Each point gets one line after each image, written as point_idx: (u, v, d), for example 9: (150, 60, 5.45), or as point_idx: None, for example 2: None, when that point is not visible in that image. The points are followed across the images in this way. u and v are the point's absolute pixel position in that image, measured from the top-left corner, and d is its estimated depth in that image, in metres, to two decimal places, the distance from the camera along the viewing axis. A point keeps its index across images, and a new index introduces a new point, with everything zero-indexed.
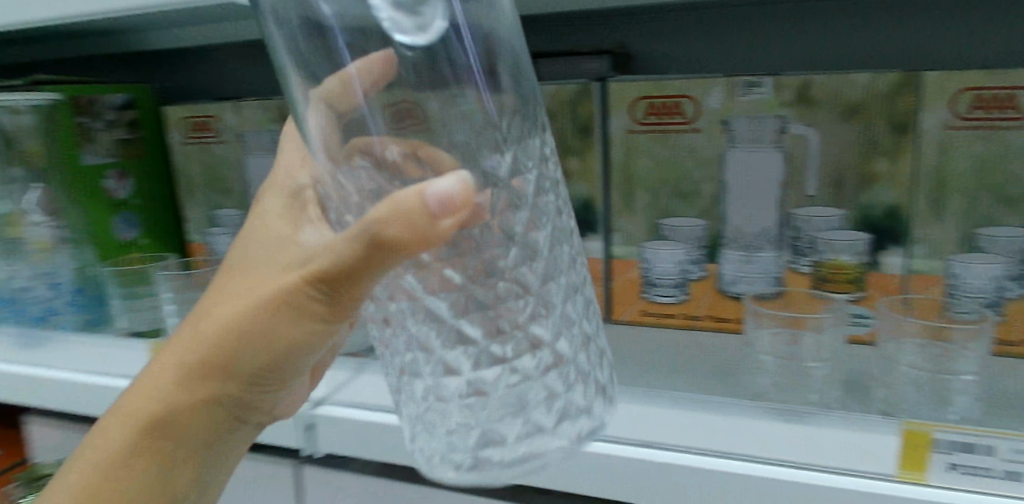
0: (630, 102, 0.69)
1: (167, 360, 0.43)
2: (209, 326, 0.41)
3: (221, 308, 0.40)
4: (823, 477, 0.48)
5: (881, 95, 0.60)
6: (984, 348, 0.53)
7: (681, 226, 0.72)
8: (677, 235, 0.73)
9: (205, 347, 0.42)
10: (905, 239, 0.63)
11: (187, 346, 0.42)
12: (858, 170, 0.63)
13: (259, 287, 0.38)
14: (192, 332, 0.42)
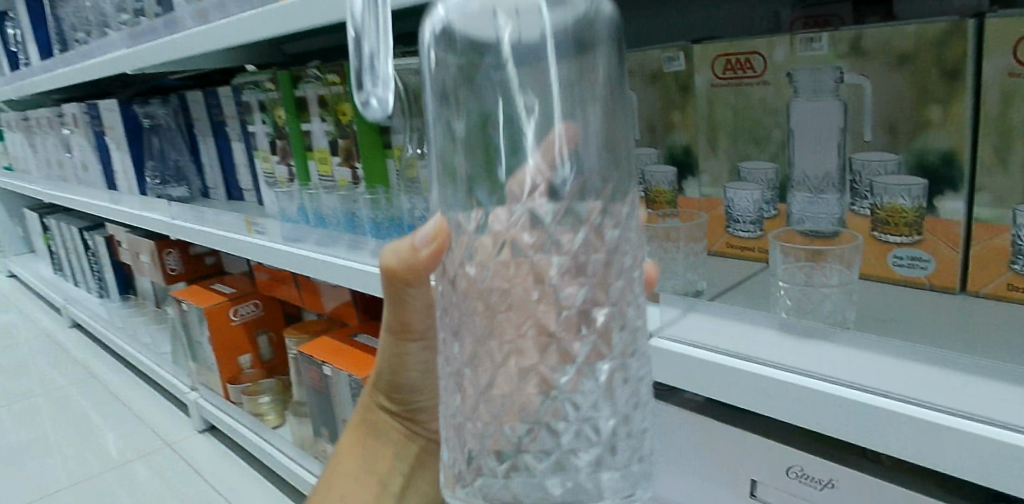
0: (710, 61, 0.74)
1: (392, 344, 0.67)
2: (404, 318, 0.62)
3: (396, 320, 0.63)
4: (949, 418, 0.47)
5: (933, 42, 0.60)
6: None
7: (753, 168, 0.75)
8: (752, 178, 0.75)
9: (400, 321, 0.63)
10: (961, 186, 0.61)
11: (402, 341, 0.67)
12: (912, 116, 0.62)
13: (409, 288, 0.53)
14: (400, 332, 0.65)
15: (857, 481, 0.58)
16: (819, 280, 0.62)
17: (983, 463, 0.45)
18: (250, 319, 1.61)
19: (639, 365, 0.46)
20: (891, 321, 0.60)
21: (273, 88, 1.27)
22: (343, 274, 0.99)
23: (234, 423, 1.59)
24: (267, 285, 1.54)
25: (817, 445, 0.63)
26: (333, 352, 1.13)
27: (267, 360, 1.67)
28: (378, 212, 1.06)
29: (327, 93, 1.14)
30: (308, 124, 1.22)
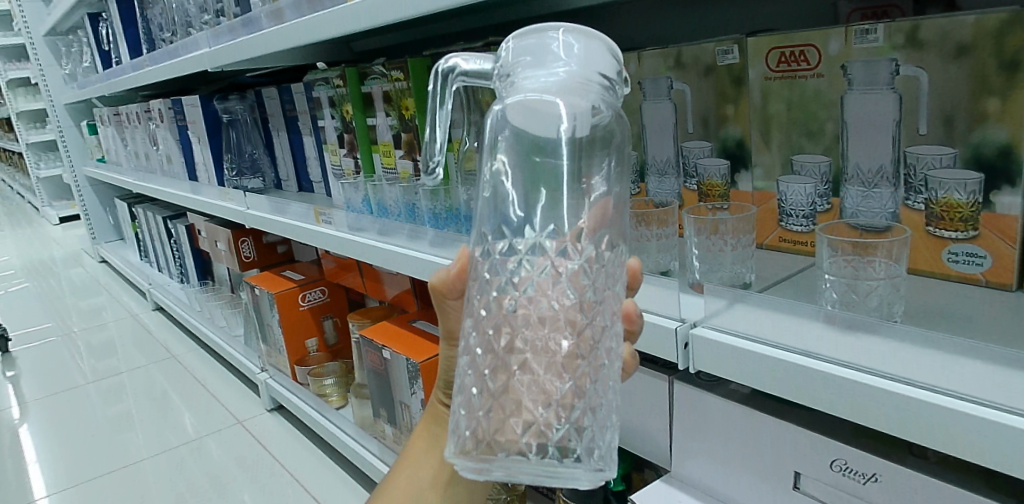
0: (763, 54, 0.74)
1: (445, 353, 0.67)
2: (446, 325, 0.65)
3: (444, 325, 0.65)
4: (976, 409, 0.48)
5: (993, 32, 0.59)
6: None
7: (806, 162, 0.75)
8: (805, 171, 0.75)
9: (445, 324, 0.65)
10: (1020, 180, 0.60)
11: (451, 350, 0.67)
12: (969, 108, 0.61)
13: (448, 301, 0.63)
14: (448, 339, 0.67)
15: (900, 475, 0.58)
16: (866, 273, 0.61)
17: (1008, 454, 0.46)
18: (317, 304, 1.70)
19: (605, 386, 0.51)
20: (939, 317, 0.60)
21: (342, 84, 1.33)
22: (404, 261, 1.04)
23: (301, 403, 1.67)
24: (333, 272, 1.61)
25: (862, 439, 0.63)
26: (393, 337, 1.19)
27: (332, 344, 1.76)
28: (437, 203, 1.09)
29: (391, 88, 1.19)
30: (373, 119, 1.27)
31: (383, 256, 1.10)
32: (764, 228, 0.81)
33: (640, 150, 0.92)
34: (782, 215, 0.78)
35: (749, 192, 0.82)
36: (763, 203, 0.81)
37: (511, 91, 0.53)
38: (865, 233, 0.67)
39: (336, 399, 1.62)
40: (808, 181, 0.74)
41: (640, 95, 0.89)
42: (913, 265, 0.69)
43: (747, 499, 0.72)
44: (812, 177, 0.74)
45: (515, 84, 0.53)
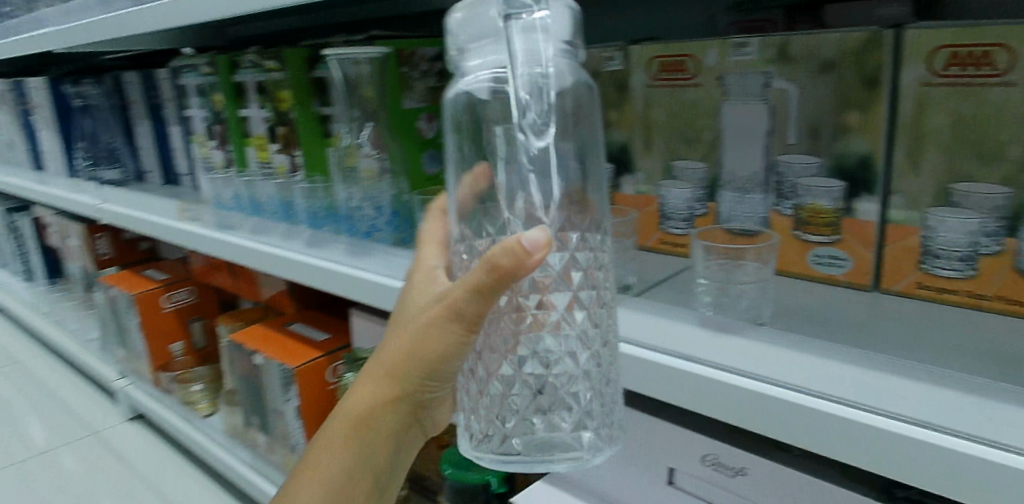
0: (646, 62, 0.76)
1: (387, 361, 0.53)
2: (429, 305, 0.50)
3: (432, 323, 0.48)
4: (842, 409, 0.48)
5: (856, 50, 0.62)
6: None
7: (685, 167, 0.76)
8: (684, 176, 0.77)
9: (434, 308, 0.47)
10: (876, 189, 0.64)
11: (396, 358, 0.52)
12: (834, 121, 0.65)
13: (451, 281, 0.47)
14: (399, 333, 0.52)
15: (765, 469, 0.60)
16: (736, 276, 0.63)
17: (868, 451, 0.47)
18: (182, 305, 1.56)
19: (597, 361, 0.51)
20: (803, 317, 0.63)
21: (210, 71, 1.23)
22: (276, 262, 0.98)
23: (164, 411, 1.54)
24: (202, 271, 1.50)
25: (732, 434, 0.65)
26: (267, 341, 1.11)
27: (200, 348, 1.61)
28: (314, 201, 1.04)
29: (267, 79, 1.11)
30: (245, 110, 1.18)
31: (254, 256, 1.02)
32: (646, 230, 0.83)
33: None
34: (663, 219, 0.80)
35: (631, 196, 0.83)
36: (645, 207, 0.82)
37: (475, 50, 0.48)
38: (738, 237, 0.69)
39: (204, 406, 1.50)
40: (689, 186, 0.76)
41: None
42: (781, 266, 0.73)
43: (626, 496, 0.73)
44: (694, 182, 0.76)
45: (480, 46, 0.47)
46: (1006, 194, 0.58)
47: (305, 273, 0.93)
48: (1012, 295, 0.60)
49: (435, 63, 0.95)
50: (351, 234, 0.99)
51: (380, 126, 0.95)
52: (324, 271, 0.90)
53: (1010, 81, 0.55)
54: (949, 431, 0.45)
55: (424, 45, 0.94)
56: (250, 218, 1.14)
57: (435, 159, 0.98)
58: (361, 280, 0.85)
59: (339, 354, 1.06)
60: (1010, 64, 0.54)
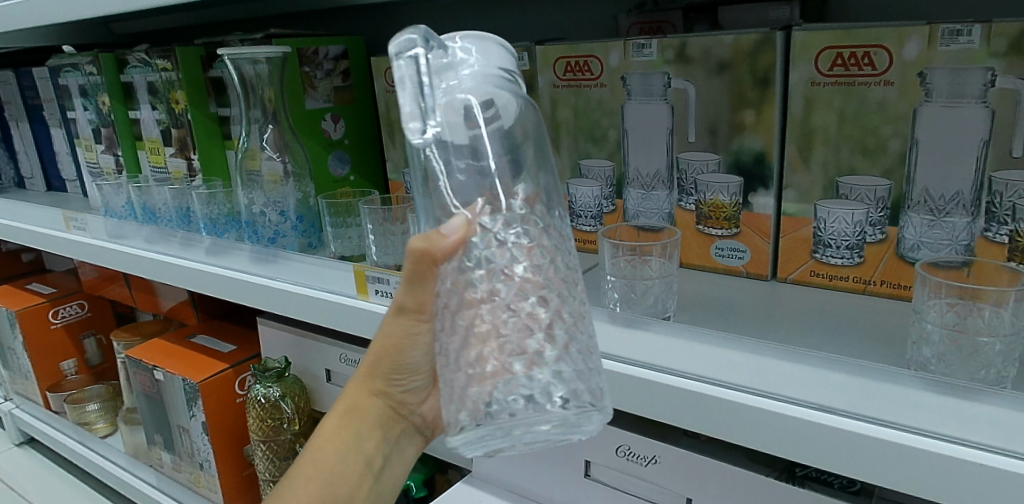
0: (551, 63, 0.76)
1: (343, 416, 0.56)
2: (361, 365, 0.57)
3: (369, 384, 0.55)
4: (737, 395, 0.51)
5: (747, 51, 0.64)
6: None
7: (593, 166, 0.79)
8: (591, 174, 0.79)
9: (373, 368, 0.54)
10: (771, 184, 0.67)
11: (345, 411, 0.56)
12: (729, 119, 0.68)
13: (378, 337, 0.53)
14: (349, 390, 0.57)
15: (675, 457, 0.62)
16: (642, 272, 0.64)
17: (815, 446, 0.48)
18: (72, 320, 1.46)
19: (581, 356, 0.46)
20: (707, 309, 0.65)
21: (94, 70, 1.15)
22: (176, 273, 0.92)
23: (56, 433, 1.43)
24: (95, 283, 1.40)
25: (643, 424, 0.67)
26: (168, 354, 1.05)
27: (95, 365, 1.52)
28: (214, 207, 0.99)
29: (157, 79, 1.05)
30: (135, 111, 1.12)
31: (150, 267, 0.96)
32: None
33: None
34: (572, 216, 0.82)
35: None
36: None
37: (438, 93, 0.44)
38: (644, 233, 0.71)
39: (102, 426, 1.40)
40: (597, 184, 0.79)
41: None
42: (686, 259, 0.76)
43: (545, 490, 0.74)
44: (602, 180, 0.78)
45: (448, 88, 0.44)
46: (887, 186, 0.62)
47: (209, 282, 0.88)
48: (893, 280, 0.64)
49: (338, 62, 0.97)
50: (254, 240, 0.94)
51: (281, 131, 0.92)
52: (232, 283, 0.85)
53: (887, 81, 0.59)
54: (831, 410, 0.48)
55: (327, 43, 0.94)
56: (145, 226, 1.06)
57: (342, 162, 1.00)
58: (266, 288, 0.81)
59: (246, 366, 1.02)
60: (888, 64, 0.58)
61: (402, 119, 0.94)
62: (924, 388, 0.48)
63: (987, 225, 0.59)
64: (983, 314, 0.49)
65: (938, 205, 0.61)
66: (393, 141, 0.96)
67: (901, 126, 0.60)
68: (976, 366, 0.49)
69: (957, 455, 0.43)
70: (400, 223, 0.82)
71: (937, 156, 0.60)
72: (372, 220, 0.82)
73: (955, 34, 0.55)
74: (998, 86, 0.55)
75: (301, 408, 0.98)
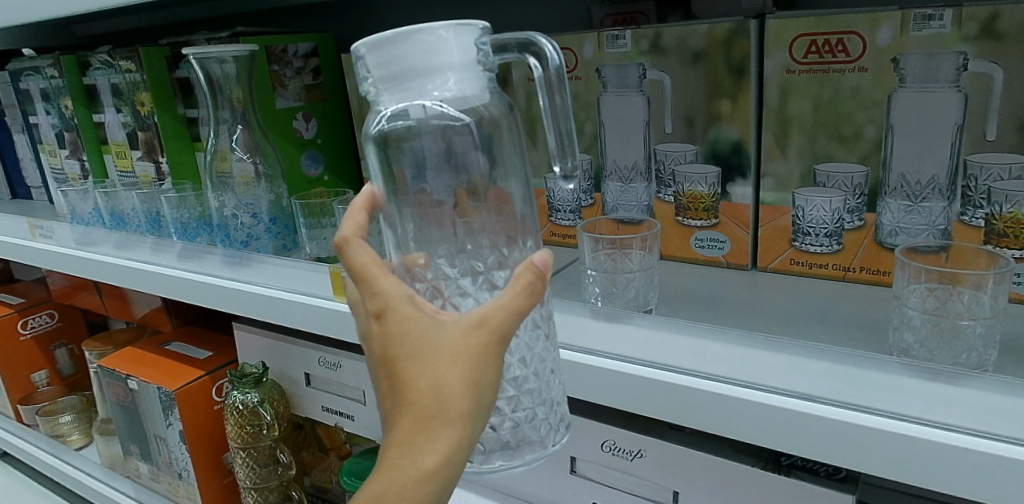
0: None
1: (412, 490, 0.38)
2: (414, 401, 0.38)
3: (455, 438, 0.39)
4: (721, 386, 0.51)
5: (722, 40, 0.64)
6: (1005, 287, 0.48)
7: None
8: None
9: (437, 408, 0.38)
10: (749, 173, 0.67)
11: (429, 481, 0.38)
12: (706, 109, 0.67)
13: (427, 349, 0.38)
14: (410, 443, 0.38)
15: (660, 451, 0.62)
16: (623, 266, 0.64)
17: (801, 436, 0.48)
18: (42, 331, 1.42)
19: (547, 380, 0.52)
20: (690, 301, 0.65)
21: (55, 72, 1.12)
22: (147, 280, 0.90)
23: (28, 448, 1.39)
24: (64, 293, 1.37)
25: (629, 418, 0.66)
26: (141, 363, 1.03)
27: (67, 375, 1.48)
28: (184, 211, 0.96)
29: (122, 81, 1.02)
30: (100, 115, 1.09)
31: (121, 274, 0.93)
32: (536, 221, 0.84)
33: None
34: (551, 211, 0.81)
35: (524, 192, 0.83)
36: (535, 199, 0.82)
37: (400, 77, 0.43)
38: (624, 227, 0.70)
39: (76, 438, 1.37)
40: (575, 178, 0.78)
41: None
42: (665, 251, 0.76)
43: (530, 486, 0.73)
44: (580, 174, 0.78)
45: (413, 76, 0.43)
46: (863, 172, 0.62)
47: (181, 288, 0.86)
48: (873, 266, 0.64)
49: (308, 60, 0.95)
50: (226, 244, 0.92)
51: (252, 132, 0.90)
52: (206, 289, 0.83)
53: (862, 67, 0.59)
54: (816, 399, 0.48)
55: (295, 40, 0.92)
56: (113, 232, 1.03)
57: (315, 162, 0.98)
58: (241, 292, 0.80)
59: (223, 372, 1.00)
60: (862, 50, 0.58)
61: None
62: (908, 374, 0.47)
63: (963, 209, 0.59)
64: (963, 299, 0.49)
65: (914, 190, 0.61)
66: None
67: (875, 112, 0.60)
68: (959, 350, 0.49)
69: (943, 439, 0.43)
70: None
71: (913, 141, 0.60)
72: None
73: (927, 19, 0.55)
74: (971, 70, 0.55)
75: (281, 414, 0.96)
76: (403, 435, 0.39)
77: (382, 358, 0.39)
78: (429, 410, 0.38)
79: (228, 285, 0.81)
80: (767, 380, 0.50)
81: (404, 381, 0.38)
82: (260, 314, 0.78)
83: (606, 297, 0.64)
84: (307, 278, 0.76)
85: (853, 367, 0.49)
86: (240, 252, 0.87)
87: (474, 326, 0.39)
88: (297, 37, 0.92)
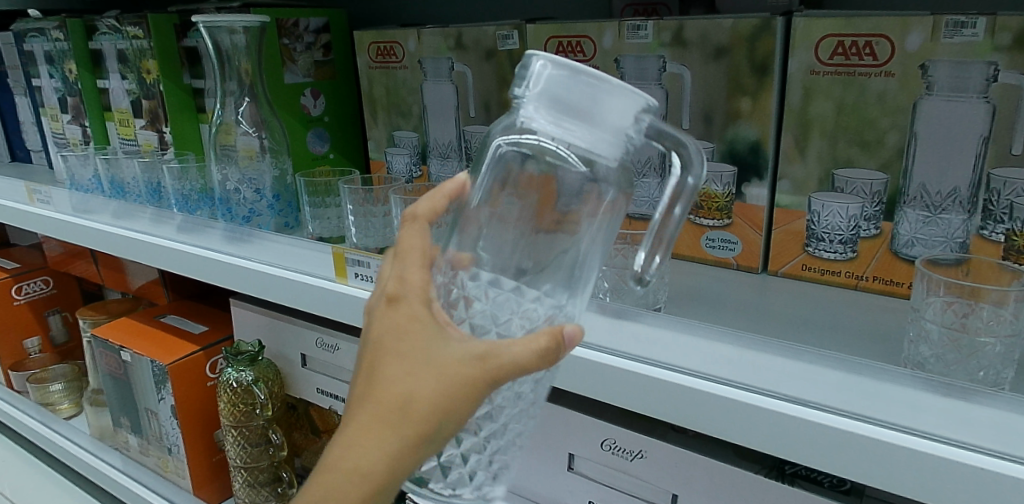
0: (542, 41, 0.73)
1: (347, 488, 0.38)
2: (383, 399, 0.38)
3: (405, 453, 0.38)
4: (728, 390, 0.50)
5: (746, 37, 0.62)
6: None
7: None
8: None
9: (403, 418, 0.38)
10: (765, 174, 0.66)
11: (365, 486, 0.38)
12: (725, 106, 0.66)
13: (417, 356, 0.38)
14: (361, 439, 0.38)
15: (660, 452, 0.61)
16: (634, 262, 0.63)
17: (809, 445, 0.47)
18: (36, 297, 1.41)
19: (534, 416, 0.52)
20: (698, 301, 0.64)
21: (60, 35, 1.10)
22: (145, 251, 0.89)
23: (16, 415, 1.38)
24: (59, 260, 1.35)
25: (631, 418, 0.65)
26: (136, 334, 1.01)
27: (60, 343, 1.47)
28: (186, 183, 0.95)
29: (128, 47, 1.00)
30: (104, 81, 1.07)
31: (118, 243, 0.92)
32: None
33: (421, 132, 0.88)
34: None
35: None
36: None
37: (558, 105, 0.42)
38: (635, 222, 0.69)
39: (66, 407, 1.36)
40: None
41: (420, 75, 0.86)
42: (675, 250, 0.74)
43: (526, 480, 0.73)
44: None
45: (566, 109, 0.42)
46: (883, 181, 0.61)
47: (179, 261, 0.85)
48: (886, 276, 0.63)
49: (320, 35, 0.93)
50: (227, 219, 0.90)
51: (259, 106, 0.88)
52: (204, 263, 0.82)
53: (889, 71, 0.57)
54: (826, 409, 0.46)
55: (307, 14, 0.91)
56: (112, 200, 1.01)
57: (321, 140, 0.96)
58: (240, 269, 0.78)
59: (218, 348, 0.99)
60: (890, 54, 0.57)
61: (390, 97, 0.90)
62: (923, 389, 0.46)
63: (983, 223, 0.58)
64: (983, 313, 0.48)
65: (934, 201, 0.60)
66: (375, 120, 0.93)
67: (900, 118, 0.58)
68: (976, 366, 0.48)
69: (956, 457, 0.42)
70: (385, 209, 0.80)
71: (936, 150, 0.58)
72: (354, 202, 0.79)
73: (959, 26, 0.54)
74: (1001, 81, 0.53)
75: (275, 393, 0.95)
76: (355, 431, 0.39)
77: (371, 348, 0.40)
78: (391, 416, 0.38)
79: (227, 260, 0.80)
80: (776, 385, 0.49)
81: (378, 378, 0.38)
82: (259, 292, 0.77)
83: (615, 293, 0.63)
84: (308, 257, 0.75)
85: (866, 379, 0.47)
86: (242, 227, 0.86)
87: (473, 358, 0.37)
88: (310, 11, 0.91)
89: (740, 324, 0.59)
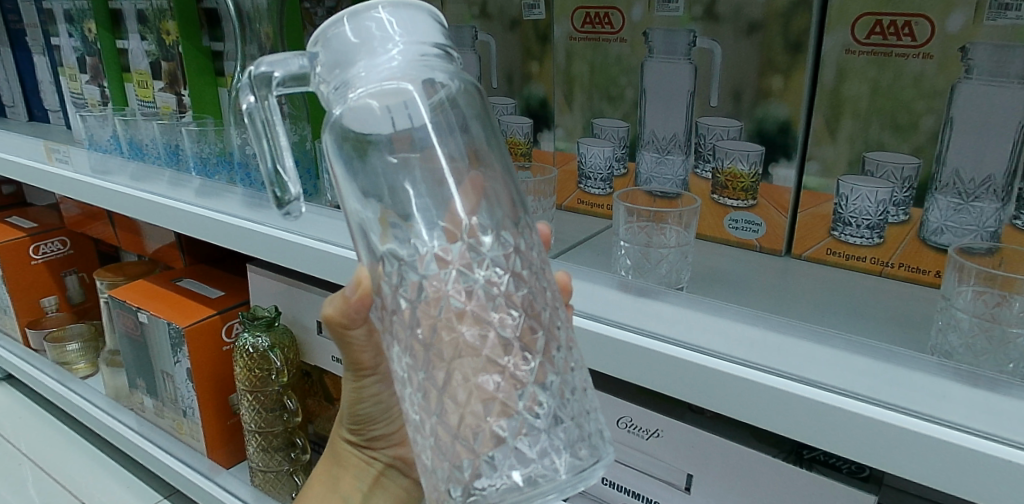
0: (569, 13, 0.72)
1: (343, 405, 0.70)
2: None
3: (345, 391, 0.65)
4: (750, 373, 0.49)
5: (781, 12, 0.61)
6: None
7: (606, 125, 0.75)
8: (604, 133, 0.75)
9: None
10: (795, 155, 0.65)
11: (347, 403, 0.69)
12: (756, 84, 0.64)
13: None
14: None
15: (677, 431, 0.61)
16: (659, 241, 0.62)
17: (830, 432, 0.46)
18: (54, 257, 1.42)
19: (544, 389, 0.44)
20: (720, 282, 0.63)
21: None
22: (161, 214, 0.89)
23: (32, 373, 1.40)
24: (77, 220, 1.36)
25: (647, 397, 0.65)
26: (153, 296, 1.02)
27: (76, 303, 1.48)
28: (205, 146, 0.94)
29: (148, 7, 0.99)
30: (124, 41, 1.06)
31: (134, 204, 0.92)
32: (563, 189, 0.82)
33: None
34: (582, 178, 0.79)
35: (550, 152, 0.81)
36: (565, 165, 0.80)
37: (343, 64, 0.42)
38: (658, 200, 0.68)
39: (82, 366, 1.37)
40: (610, 144, 0.75)
41: None
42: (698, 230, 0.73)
43: None
44: (614, 141, 0.74)
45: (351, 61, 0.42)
46: (915, 165, 0.60)
47: (195, 225, 0.84)
48: (913, 263, 0.62)
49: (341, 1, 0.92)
50: (246, 184, 0.90)
51: None
52: (220, 227, 0.82)
53: (927, 53, 0.56)
54: (849, 394, 0.45)
55: None
56: (131, 162, 1.01)
57: None
58: (257, 235, 0.78)
59: (234, 313, 0.99)
60: (929, 35, 0.55)
61: None
62: (951, 380, 0.45)
63: (1016, 212, 0.56)
64: (1014, 306, 0.48)
65: (968, 189, 0.58)
66: None
67: (936, 102, 0.57)
68: (1005, 357, 0.48)
69: (984, 450, 0.41)
70: None
71: (971, 137, 0.56)
72: None
73: (1003, 8, 0.51)
74: None
75: (290, 360, 0.95)
76: None
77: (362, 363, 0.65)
78: None
79: (243, 225, 0.80)
80: (800, 369, 0.48)
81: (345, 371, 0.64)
82: (276, 258, 0.77)
83: (637, 271, 0.63)
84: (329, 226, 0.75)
85: (892, 368, 0.47)
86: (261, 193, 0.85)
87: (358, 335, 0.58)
88: None
89: (762, 306, 0.58)
